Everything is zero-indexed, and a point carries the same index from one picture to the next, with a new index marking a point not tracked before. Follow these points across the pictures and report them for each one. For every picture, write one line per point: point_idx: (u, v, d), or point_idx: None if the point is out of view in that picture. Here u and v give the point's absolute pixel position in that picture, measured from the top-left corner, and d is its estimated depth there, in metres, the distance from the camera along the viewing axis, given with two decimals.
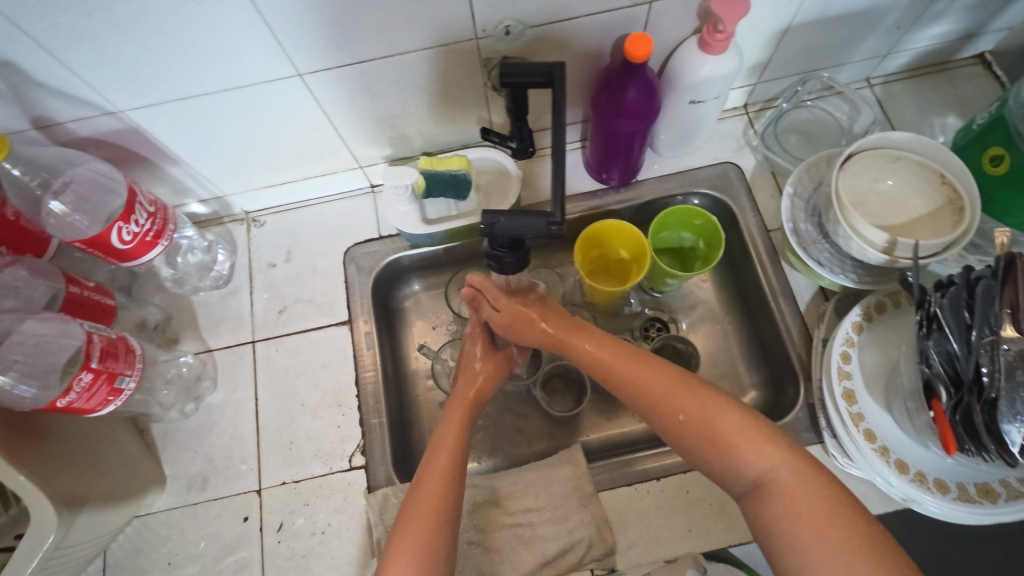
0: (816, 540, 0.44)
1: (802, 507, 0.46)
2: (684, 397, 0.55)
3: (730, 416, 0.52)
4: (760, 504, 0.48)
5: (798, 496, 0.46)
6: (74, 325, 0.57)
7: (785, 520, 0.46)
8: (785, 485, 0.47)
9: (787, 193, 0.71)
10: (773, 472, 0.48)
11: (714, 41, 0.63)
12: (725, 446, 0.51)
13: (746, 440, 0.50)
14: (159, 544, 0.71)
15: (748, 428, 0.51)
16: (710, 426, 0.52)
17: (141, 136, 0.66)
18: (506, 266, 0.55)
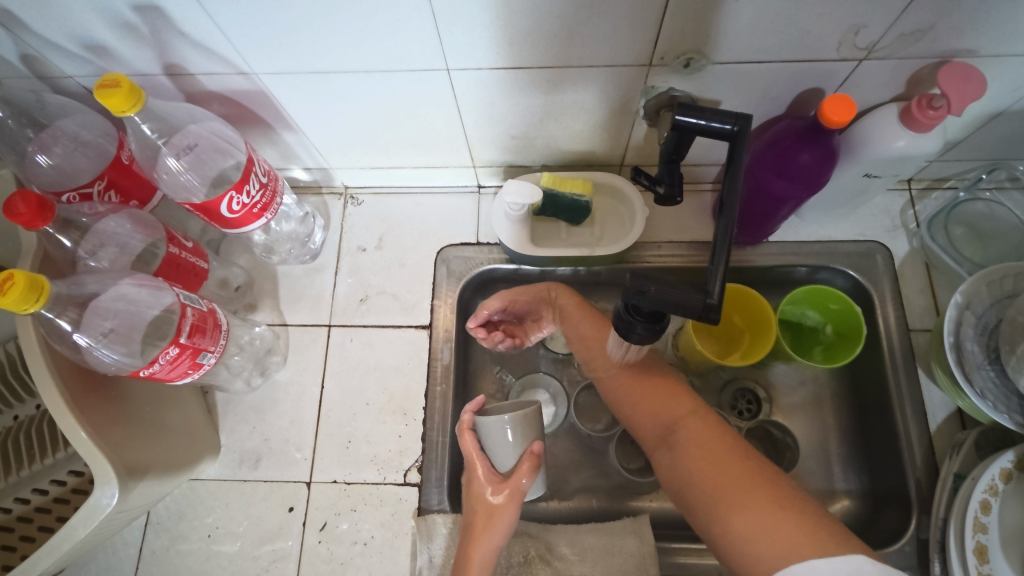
0: (715, 486, 0.51)
1: (716, 463, 0.52)
2: (646, 383, 0.61)
3: (676, 396, 0.59)
4: (671, 454, 0.56)
5: (703, 445, 0.54)
6: (168, 292, 0.54)
7: (690, 463, 0.54)
8: (693, 436, 0.55)
9: (953, 301, 0.61)
10: (685, 425, 0.57)
11: (924, 117, 0.54)
12: (658, 411, 0.59)
13: (674, 406, 0.58)
14: (203, 514, 0.69)
15: (683, 401, 0.59)
16: (644, 395, 0.60)
17: (267, 100, 0.62)
18: (635, 334, 0.48)
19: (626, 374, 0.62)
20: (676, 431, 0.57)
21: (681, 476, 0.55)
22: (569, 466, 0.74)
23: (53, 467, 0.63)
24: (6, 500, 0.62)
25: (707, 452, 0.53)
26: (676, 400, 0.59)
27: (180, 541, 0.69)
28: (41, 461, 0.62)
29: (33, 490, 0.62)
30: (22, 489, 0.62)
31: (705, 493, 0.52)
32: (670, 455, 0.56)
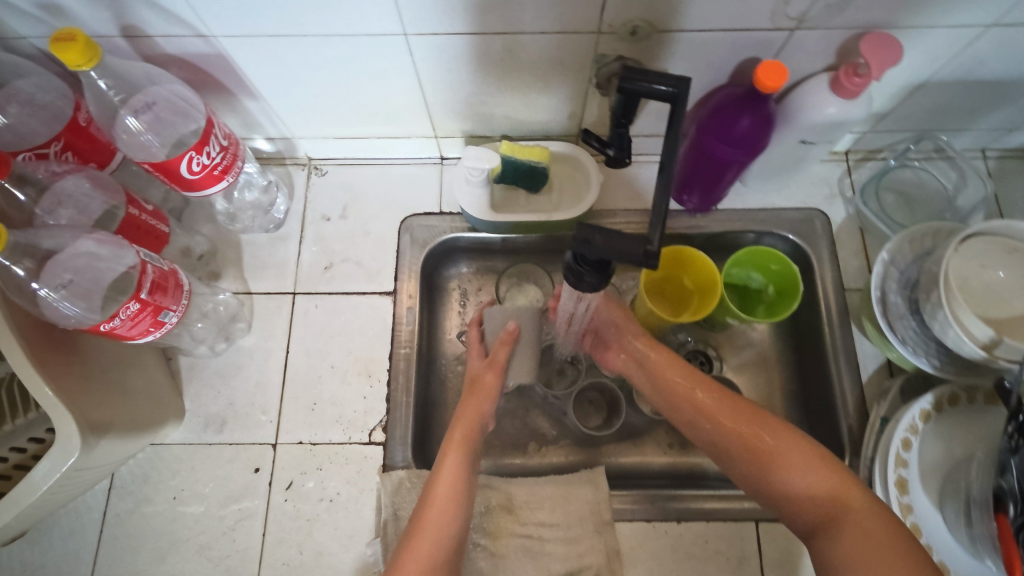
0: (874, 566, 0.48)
1: (872, 543, 0.49)
2: (788, 453, 0.56)
3: (821, 468, 0.55)
4: (832, 539, 0.52)
5: (873, 536, 0.50)
6: (129, 251, 0.55)
7: (847, 547, 0.50)
8: (863, 524, 0.51)
9: (880, 258, 0.65)
10: (850, 510, 0.52)
11: (850, 84, 0.58)
12: (811, 489, 0.54)
13: (824, 483, 0.54)
14: (168, 476, 0.70)
15: (836, 481, 0.54)
16: (775, 462, 0.56)
17: (226, 64, 0.62)
18: (586, 284, 0.51)
19: (775, 444, 0.57)
20: (839, 516, 0.52)
21: (834, 561, 0.51)
22: (529, 424, 0.77)
23: (13, 435, 0.62)
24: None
25: (881, 540, 0.49)
26: (822, 472, 0.54)
27: (146, 504, 0.69)
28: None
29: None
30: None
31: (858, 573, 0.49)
32: (827, 539, 0.52)
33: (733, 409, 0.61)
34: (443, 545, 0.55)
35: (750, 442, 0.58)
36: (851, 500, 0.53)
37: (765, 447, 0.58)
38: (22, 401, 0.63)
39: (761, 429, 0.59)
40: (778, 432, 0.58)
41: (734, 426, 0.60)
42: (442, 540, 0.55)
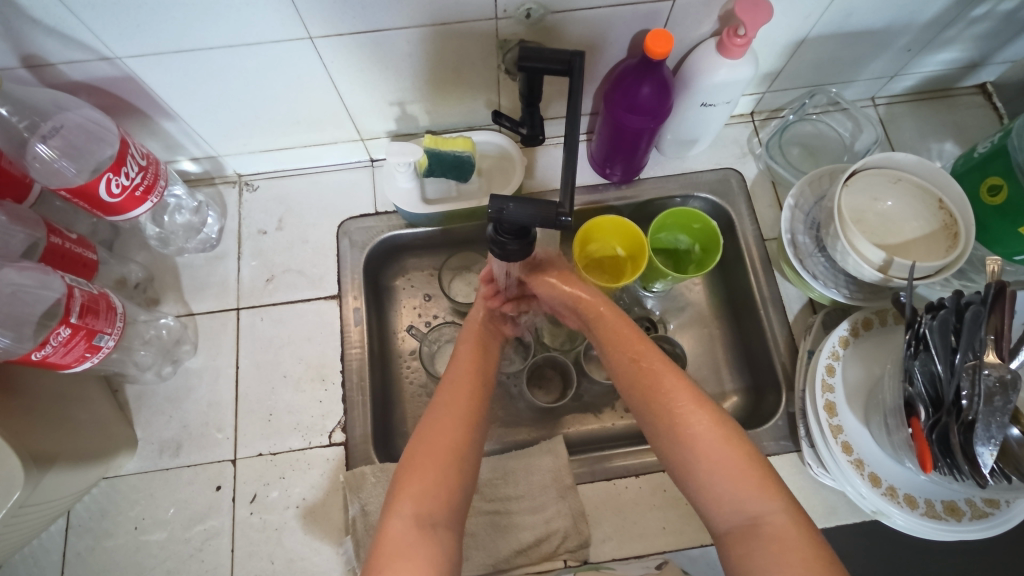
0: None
1: (784, 545, 0.47)
2: (716, 440, 0.53)
3: (747, 460, 0.52)
4: (745, 541, 0.49)
5: (787, 542, 0.47)
6: (55, 277, 0.55)
7: (765, 549, 0.48)
8: (779, 529, 0.48)
9: (787, 204, 0.73)
10: (767, 513, 0.49)
11: (733, 45, 0.63)
12: (735, 482, 0.51)
13: (750, 481, 0.51)
14: (127, 507, 0.69)
15: (764, 479, 0.51)
16: (700, 460, 0.53)
17: (136, 86, 0.63)
18: (510, 252, 0.54)
19: (705, 433, 0.54)
20: (757, 517, 0.50)
21: (751, 563, 0.48)
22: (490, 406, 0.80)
23: None
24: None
25: (793, 549, 0.47)
26: (751, 469, 0.52)
27: (106, 538, 0.68)
28: None
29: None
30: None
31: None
32: (744, 537, 0.49)
33: (678, 391, 0.57)
34: (436, 517, 0.51)
35: (683, 432, 0.55)
36: (771, 501, 0.50)
37: (694, 438, 0.54)
38: None
39: (695, 417, 0.55)
40: (713, 419, 0.55)
41: (671, 411, 0.56)
42: (425, 516, 0.51)
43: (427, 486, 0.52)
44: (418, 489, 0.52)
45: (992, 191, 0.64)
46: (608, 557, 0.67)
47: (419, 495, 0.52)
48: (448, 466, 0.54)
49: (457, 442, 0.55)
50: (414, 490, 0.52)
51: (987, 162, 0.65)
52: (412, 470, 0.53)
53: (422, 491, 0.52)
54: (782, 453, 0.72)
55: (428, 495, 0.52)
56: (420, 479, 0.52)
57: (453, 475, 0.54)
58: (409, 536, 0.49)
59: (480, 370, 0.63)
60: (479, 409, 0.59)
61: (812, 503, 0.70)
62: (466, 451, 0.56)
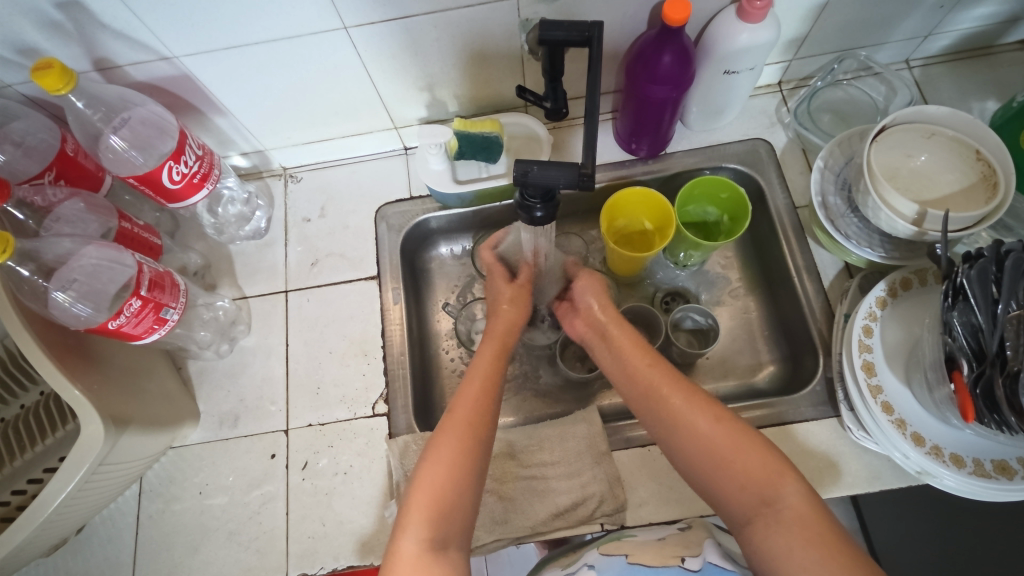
0: (809, 558, 0.45)
1: (807, 528, 0.46)
2: (727, 439, 0.53)
3: (762, 454, 0.52)
4: (766, 531, 0.48)
5: (808, 524, 0.47)
6: (126, 254, 0.60)
7: (785, 535, 0.47)
8: (799, 510, 0.48)
9: (817, 166, 0.73)
10: (785, 499, 0.49)
11: (752, 9, 0.64)
12: (751, 477, 0.51)
13: (769, 470, 0.50)
14: (191, 474, 0.75)
15: (779, 468, 0.51)
16: (716, 455, 0.53)
17: (192, 84, 0.69)
18: (537, 216, 0.57)
19: (713, 431, 0.54)
20: (776, 504, 0.49)
21: (774, 551, 0.47)
22: (525, 378, 0.82)
23: (58, 447, 0.66)
24: (3, 493, 0.65)
25: (813, 532, 0.46)
26: (758, 459, 0.51)
27: (174, 502, 0.74)
28: (46, 439, 0.66)
29: (28, 481, 0.65)
30: (18, 479, 0.65)
31: (795, 563, 0.45)
32: (763, 526, 0.48)
33: (677, 393, 0.58)
34: (445, 536, 0.49)
35: (691, 435, 0.55)
36: (788, 487, 0.49)
37: (700, 437, 0.54)
38: (60, 413, 0.66)
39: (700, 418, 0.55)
40: (718, 419, 0.55)
41: (677, 414, 0.56)
42: (434, 539, 0.49)
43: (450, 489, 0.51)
44: (424, 508, 0.50)
45: None
46: (644, 521, 0.68)
47: (433, 503, 0.51)
48: (461, 470, 0.53)
49: (464, 454, 0.53)
50: (420, 510, 0.50)
51: None
52: (423, 479, 0.52)
53: (437, 507, 0.50)
54: (821, 419, 0.71)
55: (442, 497, 0.51)
56: (431, 487, 0.51)
57: (464, 483, 0.52)
58: (419, 556, 0.47)
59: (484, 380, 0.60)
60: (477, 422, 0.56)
61: (854, 468, 0.69)
62: (478, 456, 0.54)
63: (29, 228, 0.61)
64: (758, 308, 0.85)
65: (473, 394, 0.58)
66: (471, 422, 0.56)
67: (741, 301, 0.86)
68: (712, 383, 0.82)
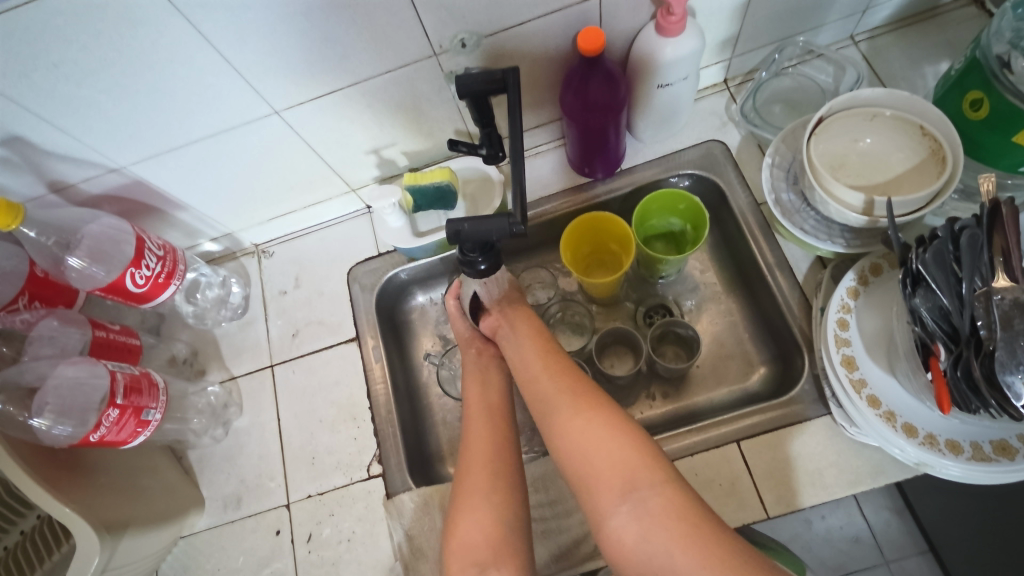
0: (674, 547, 0.46)
1: (669, 520, 0.47)
2: (601, 432, 0.53)
3: (628, 446, 0.52)
4: (625, 513, 0.50)
5: (662, 513, 0.48)
6: (100, 365, 0.63)
7: (649, 527, 0.48)
8: (655, 500, 0.49)
9: (765, 163, 0.74)
10: (646, 486, 0.50)
11: (669, 24, 0.64)
12: (619, 469, 0.51)
13: (631, 463, 0.51)
14: (203, 561, 0.76)
15: (645, 458, 0.51)
16: (591, 443, 0.53)
17: (146, 187, 0.72)
18: (482, 269, 0.58)
19: (589, 421, 0.55)
20: (637, 490, 0.50)
21: (630, 534, 0.49)
22: (516, 416, 0.82)
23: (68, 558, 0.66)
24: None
25: (669, 519, 0.47)
26: (620, 446, 0.52)
27: None
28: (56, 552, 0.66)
29: None
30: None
31: (648, 544, 0.47)
32: (629, 517, 0.49)
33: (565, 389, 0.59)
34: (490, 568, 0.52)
35: (564, 424, 0.56)
36: (648, 478, 0.50)
37: (579, 434, 0.54)
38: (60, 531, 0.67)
39: (576, 410, 0.56)
40: (594, 414, 0.55)
41: (563, 411, 0.57)
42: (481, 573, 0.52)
43: (481, 532, 0.54)
44: (464, 555, 0.53)
45: (974, 107, 0.61)
46: None
47: (471, 550, 0.53)
48: (494, 510, 0.55)
49: (488, 487, 0.56)
50: (460, 551, 0.53)
51: (963, 78, 0.62)
52: (457, 525, 0.55)
53: (478, 551, 0.53)
54: (815, 419, 0.69)
55: (480, 541, 0.54)
56: (466, 531, 0.54)
57: (497, 516, 0.55)
58: None
59: (484, 407, 0.64)
60: (492, 451, 0.59)
61: (856, 465, 0.66)
62: (509, 492, 0.57)
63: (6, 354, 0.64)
64: (740, 309, 0.83)
65: (484, 427, 0.62)
66: (489, 453, 0.59)
67: (722, 304, 0.84)
68: (706, 394, 0.80)
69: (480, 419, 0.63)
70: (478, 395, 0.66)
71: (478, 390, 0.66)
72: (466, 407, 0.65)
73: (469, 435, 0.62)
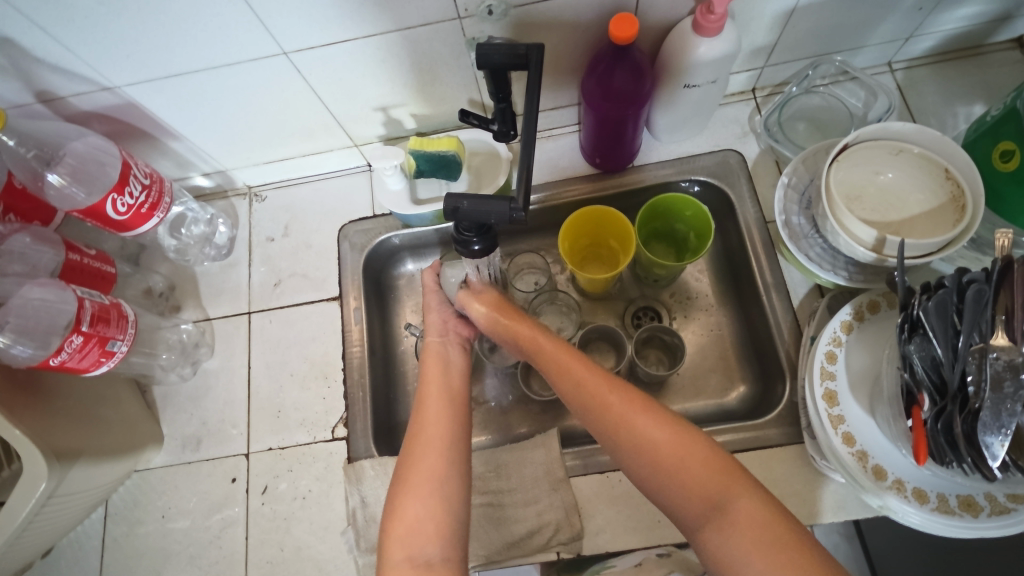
0: (764, 566, 0.43)
1: (760, 536, 0.44)
2: (673, 445, 0.50)
3: (710, 460, 0.49)
4: (715, 535, 0.46)
5: (755, 531, 0.45)
6: (69, 291, 0.61)
7: (738, 543, 0.45)
8: (746, 516, 0.46)
9: (781, 183, 0.72)
10: (732, 504, 0.46)
11: (707, 22, 0.61)
12: (697, 485, 0.48)
13: (712, 475, 0.48)
14: (154, 498, 0.75)
15: (732, 472, 0.48)
16: (661, 456, 0.50)
17: (139, 111, 0.69)
18: (476, 250, 0.55)
19: (653, 432, 0.51)
20: (722, 509, 0.47)
21: (728, 557, 0.45)
22: (490, 398, 0.82)
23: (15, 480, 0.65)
24: None
25: (767, 537, 0.44)
26: (697, 459, 0.49)
27: (138, 526, 0.74)
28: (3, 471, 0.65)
29: None
30: None
31: (750, 569, 0.44)
32: (714, 532, 0.46)
33: (614, 391, 0.55)
34: (427, 557, 0.50)
35: (628, 436, 0.52)
36: (732, 492, 0.47)
37: (646, 442, 0.51)
38: (8, 453, 0.66)
39: (636, 420, 0.53)
40: (667, 422, 0.52)
41: (617, 418, 0.53)
42: (418, 561, 0.49)
43: (427, 513, 0.51)
44: (405, 535, 0.51)
45: (1003, 157, 0.60)
46: (600, 550, 0.67)
47: (418, 531, 0.50)
48: (441, 492, 0.53)
49: (439, 470, 0.54)
50: (400, 533, 0.51)
51: (999, 126, 0.61)
52: (403, 508, 0.52)
53: (421, 533, 0.51)
54: (786, 446, 0.69)
55: (427, 524, 0.51)
56: (411, 513, 0.51)
57: (443, 502, 0.52)
58: None
59: (443, 386, 0.62)
60: (448, 433, 0.57)
61: (818, 497, 0.66)
62: (454, 473, 0.54)
63: None
64: (729, 324, 0.82)
65: (442, 403, 0.59)
66: (445, 435, 0.56)
67: (711, 317, 0.83)
68: (683, 404, 0.79)
69: (439, 401, 0.59)
70: (438, 372, 0.63)
71: (440, 365, 0.64)
72: (422, 381, 0.62)
73: (427, 414, 0.58)
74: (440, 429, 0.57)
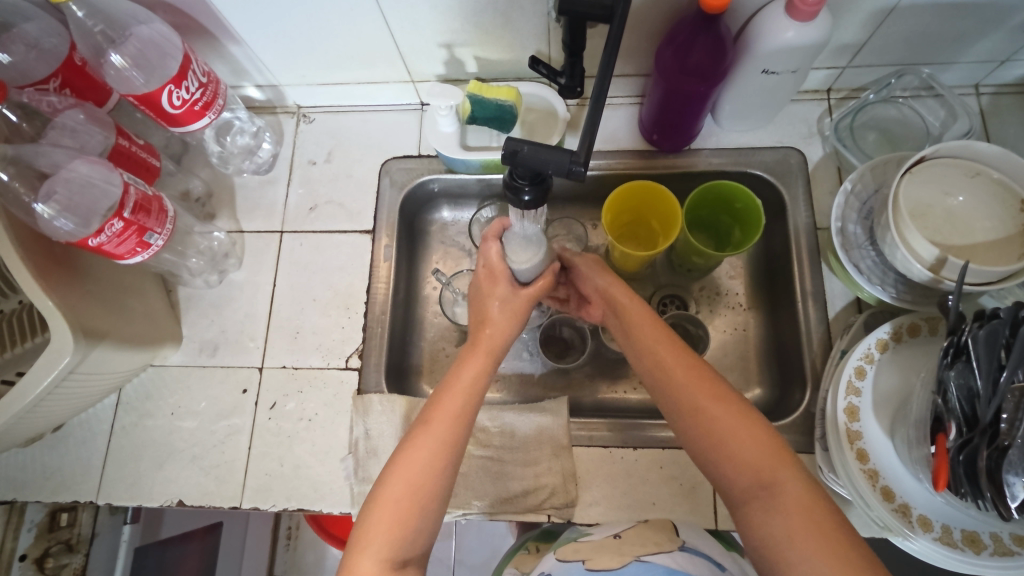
0: (811, 551, 0.44)
1: (808, 520, 0.45)
2: (737, 424, 0.50)
3: (765, 442, 0.49)
4: (763, 511, 0.47)
5: (807, 515, 0.45)
6: (116, 174, 0.61)
7: (787, 521, 0.45)
8: (798, 498, 0.46)
9: (843, 188, 0.70)
10: (785, 485, 0.47)
11: (803, 5, 0.58)
12: (754, 464, 0.49)
13: (770, 457, 0.48)
14: (166, 394, 0.77)
15: (784, 456, 0.49)
16: (722, 431, 0.51)
17: (206, 7, 0.68)
18: (526, 200, 0.55)
19: (718, 409, 0.52)
20: (775, 488, 0.47)
21: (774, 534, 0.46)
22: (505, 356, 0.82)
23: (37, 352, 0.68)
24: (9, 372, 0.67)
25: (816, 522, 0.45)
26: (757, 440, 0.50)
27: (147, 418, 0.76)
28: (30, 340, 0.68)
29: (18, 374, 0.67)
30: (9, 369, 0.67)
31: (795, 549, 0.44)
32: (762, 508, 0.47)
33: (682, 367, 0.55)
34: (401, 554, 0.49)
35: (690, 408, 0.53)
36: (786, 475, 0.47)
37: (710, 419, 0.52)
38: (36, 325, 0.68)
39: (700, 394, 0.53)
40: (727, 398, 0.52)
41: (682, 390, 0.54)
42: (391, 563, 0.48)
43: (402, 510, 0.50)
44: (383, 532, 0.49)
45: None
46: (592, 520, 0.67)
47: (394, 528, 0.49)
48: (430, 491, 0.51)
49: (431, 468, 0.52)
50: (379, 530, 0.49)
51: None
52: (385, 498, 0.50)
53: (401, 529, 0.50)
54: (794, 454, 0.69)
55: (403, 524, 0.50)
56: (391, 506, 0.50)
57: (429, 500, 0.51)
58: None
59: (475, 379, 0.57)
60: (453, 430, 0.54)
61: None
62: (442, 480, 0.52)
63: (24, 131, 0.62)
64: (757, 325, 0.81)
65: (465, 391, 0.56)
66: (454, 431, 0.54)
67: (740, 315, 0.82)
68: None
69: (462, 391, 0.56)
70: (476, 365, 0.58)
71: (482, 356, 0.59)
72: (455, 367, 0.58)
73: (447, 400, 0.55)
74: (451, 417, 0.54)
